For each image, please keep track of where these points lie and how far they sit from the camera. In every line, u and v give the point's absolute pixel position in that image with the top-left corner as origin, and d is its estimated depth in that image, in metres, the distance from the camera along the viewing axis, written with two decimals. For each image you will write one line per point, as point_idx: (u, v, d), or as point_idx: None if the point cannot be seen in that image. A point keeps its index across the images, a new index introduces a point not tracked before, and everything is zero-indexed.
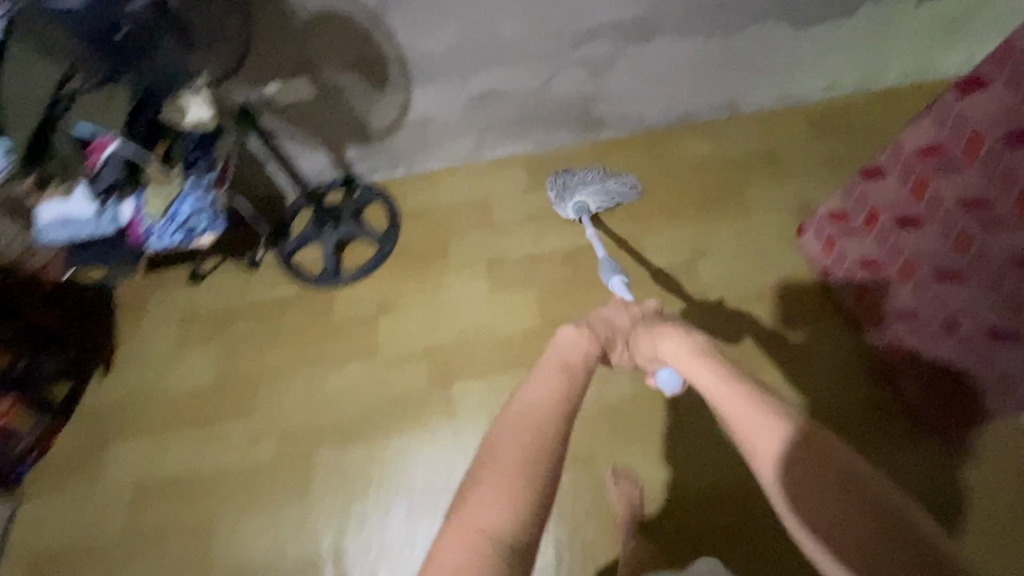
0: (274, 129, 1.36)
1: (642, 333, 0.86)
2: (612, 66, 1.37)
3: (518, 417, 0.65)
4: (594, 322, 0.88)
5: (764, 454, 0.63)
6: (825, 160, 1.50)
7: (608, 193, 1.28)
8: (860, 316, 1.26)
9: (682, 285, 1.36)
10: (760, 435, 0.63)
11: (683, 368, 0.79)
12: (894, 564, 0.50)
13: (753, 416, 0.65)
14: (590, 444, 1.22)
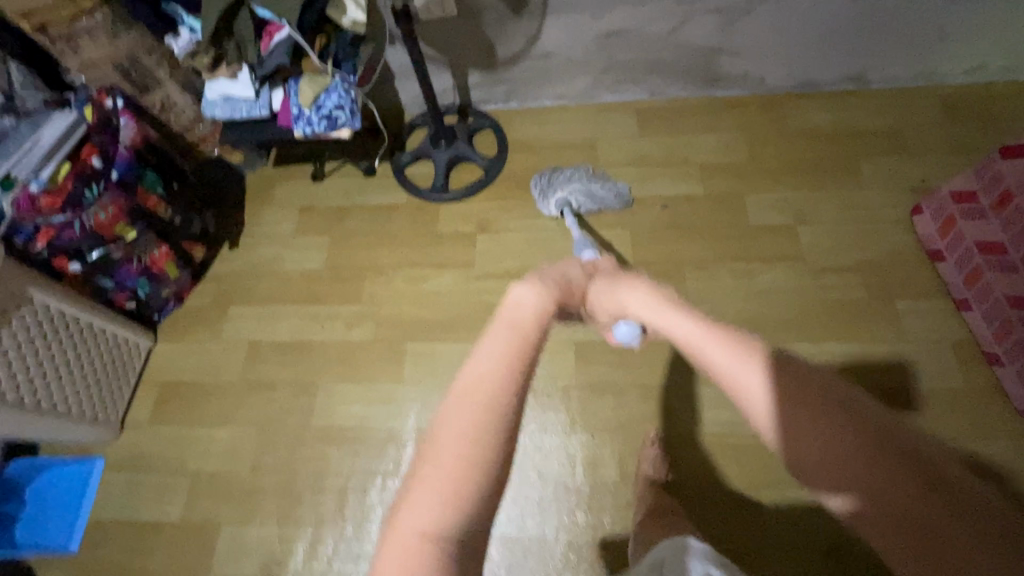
0: (427, 53, 1.47)
1: (601, 279, 0.82)
2: (746, 19, 1.36)
3: (472, 378, 0.54)
4: (548, 276, 0.78)
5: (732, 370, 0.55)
6: (954, 145, 1.43)
7: (591, 194, 1.39)
8: (967, 303, 1.20)
9: (777, 247, 1.36)
10: (744, 371, 0.54)
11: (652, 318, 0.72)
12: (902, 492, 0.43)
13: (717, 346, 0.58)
14: (664, 380, 1.24)
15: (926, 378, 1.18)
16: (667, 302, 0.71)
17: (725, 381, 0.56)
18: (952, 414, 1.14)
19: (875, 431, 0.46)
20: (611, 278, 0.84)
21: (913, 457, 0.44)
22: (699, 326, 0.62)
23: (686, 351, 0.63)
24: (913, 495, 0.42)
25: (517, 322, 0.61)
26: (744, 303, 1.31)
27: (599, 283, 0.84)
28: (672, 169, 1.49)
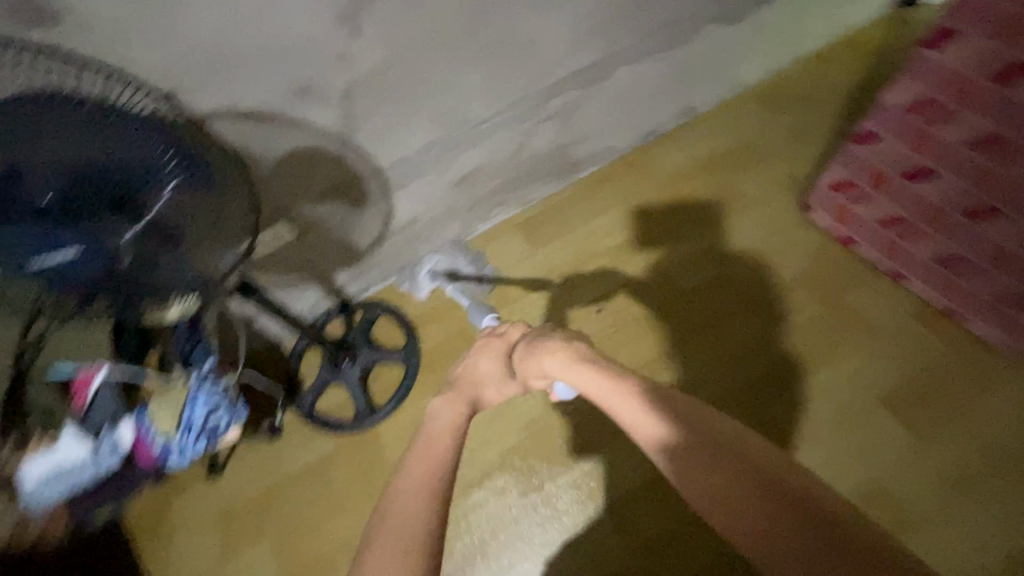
0: (262, 285, 1.23)
1: (523, 348, 0.80)
2: (575, 111, 1.34)
3: (410, 473, 0.65)
4: (460, 395, 0.79)
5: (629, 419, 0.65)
6: (793, 133, 1.53)
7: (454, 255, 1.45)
8: (901, 275, 1.26)
9: (715, 300, 1.34)
10: (644, 429, 0.63)
11: (572, 382, 0.73)
12: (781, 529, 0.51)
13: (622, 401, 0.66)
14: None
15: (904, 357, 1.23)
16: (592, 363, 0.72)
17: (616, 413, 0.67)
18: (943, 382, 1.20)
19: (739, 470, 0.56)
20: (534, 340, 0.79)
21: (809, 517, 0.50)
22: (608, 385, 0.69)
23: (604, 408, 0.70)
24: (800, 540, 0.50)
25: (444, 428, 0.71)
26: (727, 368, 1.27)
27: (521, 354, 0.81)
28: (584, 269, 1.42)
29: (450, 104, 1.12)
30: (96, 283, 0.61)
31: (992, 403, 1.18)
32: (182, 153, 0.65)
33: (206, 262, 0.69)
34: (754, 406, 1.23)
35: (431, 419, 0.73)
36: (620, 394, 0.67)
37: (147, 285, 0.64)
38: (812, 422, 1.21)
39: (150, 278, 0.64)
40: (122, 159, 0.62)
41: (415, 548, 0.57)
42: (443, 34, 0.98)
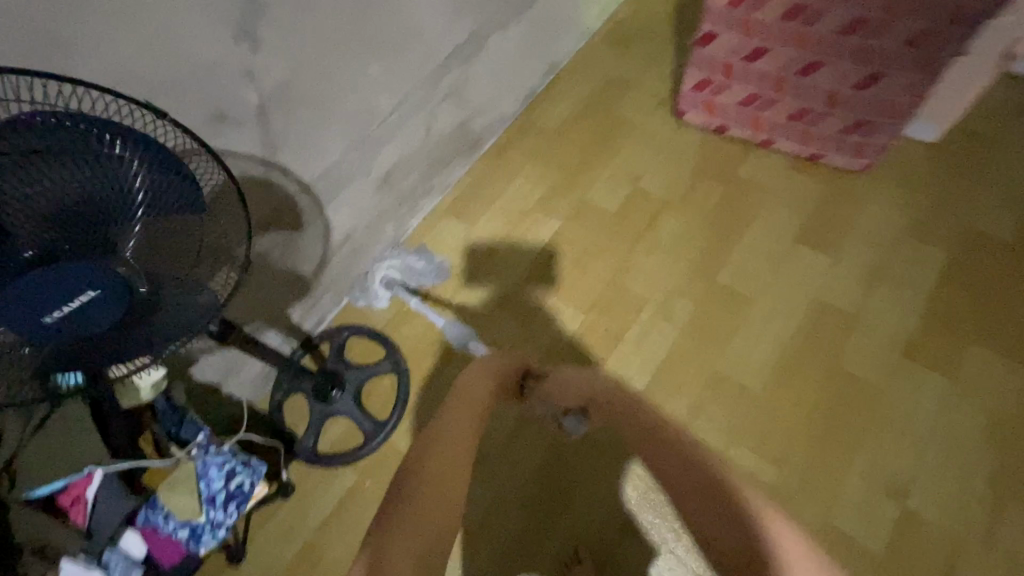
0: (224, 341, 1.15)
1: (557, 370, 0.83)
2: (466, 86, 1.42)
3: (445, 464, 0.67)
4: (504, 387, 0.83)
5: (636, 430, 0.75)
6: (645, 58, 1.74)
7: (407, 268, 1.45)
8: (768, 140, 1.50)
9: (642, 209, 1.48)
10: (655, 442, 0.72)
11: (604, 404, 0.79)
12: (714, 520, 0.67)
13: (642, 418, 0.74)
14: (700, 367, 1.26)
15: (807, 196, 1.43)
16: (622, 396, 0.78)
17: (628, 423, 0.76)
18: (846, 203, 1.40)
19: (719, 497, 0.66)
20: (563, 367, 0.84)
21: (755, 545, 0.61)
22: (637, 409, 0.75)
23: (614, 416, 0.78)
24: (735, 544, 0.64)
25: (461, 398, 0.75)
26: (671, 263, 1.39)
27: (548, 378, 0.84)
28: (522, 226, 1.50)
29: (357, 102, 1.14)
30: (107, 331, 0.61)
31: (877, 213, 1.37)
32: (152, 159, 0.56)
33: (205, 283, 0.68)
34: (704, 285, 1.35)
35: (461, 405, 0.74)
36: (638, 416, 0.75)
37: (154, 323, 0.64)
38: (754, 279, 1.33)
39: (161, 314, 0.64)
40: (92, 189, 0.54)
41: (439, 517, 0.64)
42: (336, 32, 1.00)
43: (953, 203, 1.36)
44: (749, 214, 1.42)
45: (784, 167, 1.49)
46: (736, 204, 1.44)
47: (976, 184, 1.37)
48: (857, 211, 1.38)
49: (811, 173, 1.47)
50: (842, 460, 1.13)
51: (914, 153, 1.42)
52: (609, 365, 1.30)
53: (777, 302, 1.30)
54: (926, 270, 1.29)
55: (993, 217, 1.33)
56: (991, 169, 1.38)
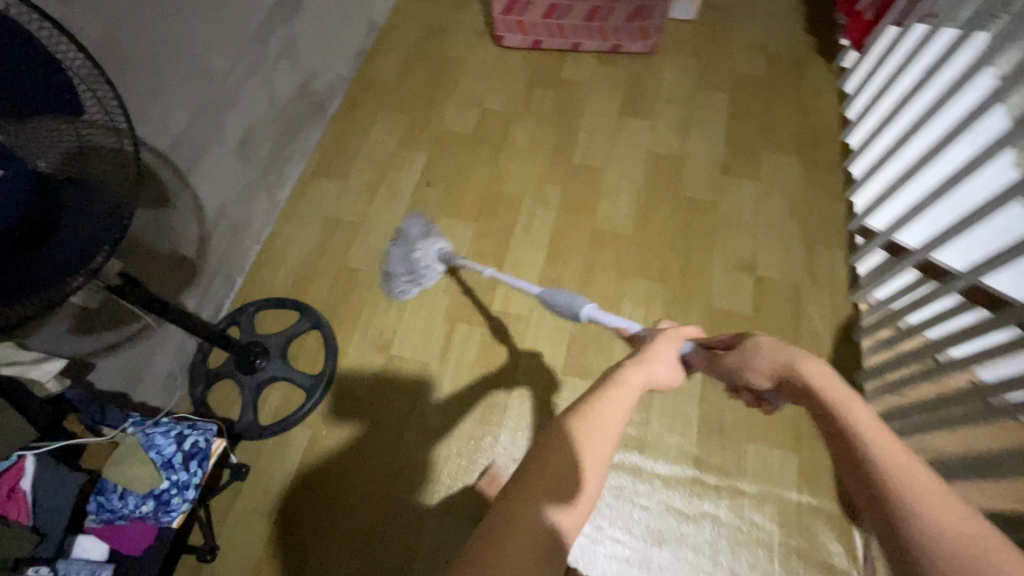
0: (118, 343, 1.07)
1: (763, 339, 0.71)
2: (297, 45, 1.46)
3: (594, 431, 0.57)
4: (663, 368, 0.74)
5: (868, 448, 0.52)
6: (453, 5, 1.92)
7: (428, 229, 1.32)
8: (576, 45, 1.74)
9: (492, 125, 1.65)
10: (898, 485, 0.48)
11: (820, 388, 0.61)
12: None
13: (876, 439, 0.52)
14: (580, 228, 1.45)
15: (617, 79, 1.70)
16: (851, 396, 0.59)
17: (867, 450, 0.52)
18: (648, 77, 1.70)
19: (892, 517, 0.47)
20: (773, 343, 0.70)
21: None
22: (851, 409, 0.57)
23: (851, 430, 0.55)
24: None
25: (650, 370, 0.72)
26: (532, 159, 1.57)
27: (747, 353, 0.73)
28: (392, 167, 1.58)
29: (192, 61, 1.13)
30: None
31: (673, 79, 1.69)
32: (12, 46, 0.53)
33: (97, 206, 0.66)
34: (563, 167, 1.55)
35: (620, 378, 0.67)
36: (882, 441, 0.52)
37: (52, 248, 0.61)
38: (599, 152, 1.57)
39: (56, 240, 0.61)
40: None
41: (550, 553, 0.48)
42: None
43: (722, 57, 1.71)
44: (579, 106, 1.66)
45: (594, 61, 1.74)
46: (565, 100, 1.68)
47: (730, 41, 1.74)
48: (659, 80, 1.69)
49: (617, 61, 1.74)
50: (705, 257, 1.39)
51: (684, 28, 1.77)
52: (509, 254, 1.43)
53: (622, 166, 1.54)
54: (720, 108, 1.62)
55: (749, 60, 1.71)
56: (736, 28, 1.77)
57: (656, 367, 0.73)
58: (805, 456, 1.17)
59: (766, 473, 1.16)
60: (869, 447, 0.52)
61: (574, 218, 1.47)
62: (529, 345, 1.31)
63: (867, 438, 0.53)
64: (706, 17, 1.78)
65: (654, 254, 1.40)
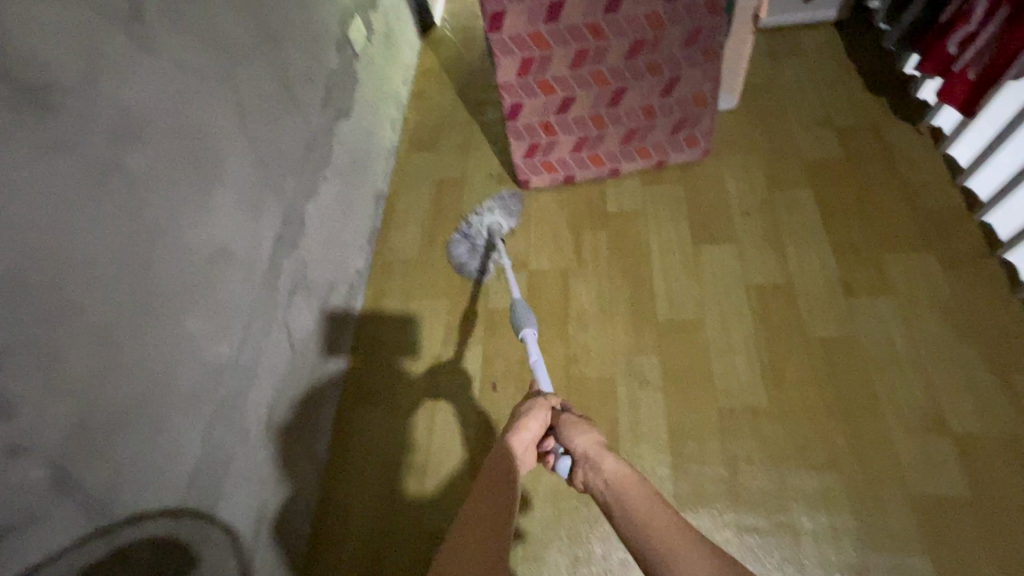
0: None
1: (581, 425, 0.77)
2: (308, 268, 1.21)
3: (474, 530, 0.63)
4: (530, 425, 0.77)
5: (643, 503, 0.65)
6: (457, 150, 1.72)
7: (504, 207, 1.43)
8: (615, 168, 1.49)
9: (545, 283, 1.38)
10: (667, 523, 0.61)
11: (617, 468, 0.71)
12: None
13: (644, 496, 0.66)
14: (696, 402, 1.16)
15: (671, 195, 1.45)
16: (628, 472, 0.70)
17: (641, 504, 0.65)
18: (707, 185, 1.45)
19: (669, 550, 0.58)
20: (577, 426, 0.78)
21: None
22: (627, 475, 0.69)
23: (638, 493, 0.66)
24: None
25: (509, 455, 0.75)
26: (608, 322, 1.30)
27: (567, 429, 0.78)
28: (448, 371, 1.33)
29: (195, 373, 0.86)
30: None
31: (737, 182, 1.44)
32: None
33: None
34: (647, 321, 1.28)
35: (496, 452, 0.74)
36: (647, 495, 0.66)
37: None
38: (684, 296, 1.30)
39: None
40: None
41: None
42: (122, 305, 0.73)
43: (784, 143, 1.47)
44: (637, 237, 1.41)
45: (638, 180, 1.50)
46: (621, 233, 1.42)
47: (785, 122, 1.50)
48: (721, 187, 1.44)
49: (663, 174, 1.50)
50: (872, 419, 1.08)
51: (727, 120, 1.54)
52: (622, 464, 1.12)
53: (715, 305, 1.27)
54: (806, 207, 1.36)
55: (820, 140, 1.46)
56: (786, 105, 1.53)
57: (526, 430, 0.77)
58: None
59: None
60: (645, 516, 0.63)
61: (684, 390, 1.18)
62: None
63: (645, 506, 0.64)
64: (746, 102, 1.56)
65: (803, 423, 1.10)
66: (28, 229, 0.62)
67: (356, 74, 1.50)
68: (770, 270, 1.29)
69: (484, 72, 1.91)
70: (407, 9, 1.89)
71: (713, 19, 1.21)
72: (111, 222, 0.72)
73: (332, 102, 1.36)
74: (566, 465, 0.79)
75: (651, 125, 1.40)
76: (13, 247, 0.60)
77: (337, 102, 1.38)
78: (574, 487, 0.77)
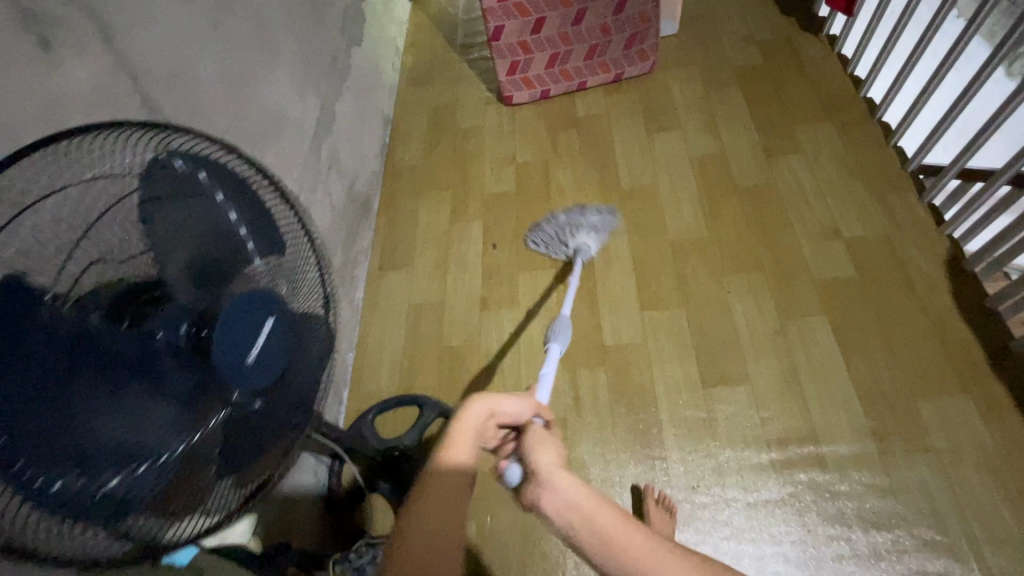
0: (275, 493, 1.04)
1: (553, 445, 0.66)
2: (338, 152, 1.51)
3: (413, 533, 0.53)
4: (509, 402, 0.70)
5: (610, 528, 0.54)
6: (450, 84, 2.03)
7: (597, 228, 1.40)
8: (582, 83, 1.82)
9: (531, 175, 1.70)
10: (640, 550, 0.52)
11: (597, 494, 0.56)
12: None
13: (616, 518, 0.55)
14: (654, 241, 1.47)
15: (629, 101, 1.78)
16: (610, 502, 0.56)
17: (608, 524, 0.54)
18: (657, 91, 1.79)
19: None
20: (539, 443, 0.66)
21: None
22: (607, 500, 0.56)
23: (604, 507, 0.56)
24: None
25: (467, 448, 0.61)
26: (582, 195, 1.61)
27: (539, 448, 0.65)
28: (456, 243, 1.61)
29: None
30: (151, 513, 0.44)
31: (680, 88, 1.77)
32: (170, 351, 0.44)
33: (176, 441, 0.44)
34: (614, 191, 1.59)
35: (462, 415, 0.65)
36: (614, 514, 0.55)
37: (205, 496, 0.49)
38: (642, 172, 1.61)
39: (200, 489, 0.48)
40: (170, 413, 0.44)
41: None
42: (230, 122, 1.02)
43: (715, 56, 1.82)
44: (604, 134, 1.73)
45: (602, 92, 1.83)
46: (590, 132, 1.74)
47: (716, 42, 1.86)
48: (668, 92, 1.78)
49: (622, 86, 1.83)
50: (786, 235, 1.41)
51: (670, 43, 1.88)
52: (599, 288, 1.42)
53: (668, 175, 1.59)
54: (734, 100, 1.70)
55: (744, 53, 1.81)
56: (717, 29, 1.89)
57: (500, 401, 0.68)
58: (979, 395, 1.12)
59: (950, 425, 1.10)
60: (609, 547, 0.53)
61: (644, 234, 1.49)
62: (657, 367, 1.28)
63: (607, 529, 0.54)
64: (686, 29, 1.91)
65: (734, 245, 1.42)
66: (183, 44, 0.91)
67: (364, 15, 1.81)
68: (708, 146, 1.62)
69: (469, 25, 2.24)
70: None
71: None
72: (221, 62, 1.01)
73: (348, 29, 1.66)
74: (515, 473, 0.74)
75: (608, 42, 1.74)
76: (176, 56, 0.89)
77: (351, 31, 1.69)
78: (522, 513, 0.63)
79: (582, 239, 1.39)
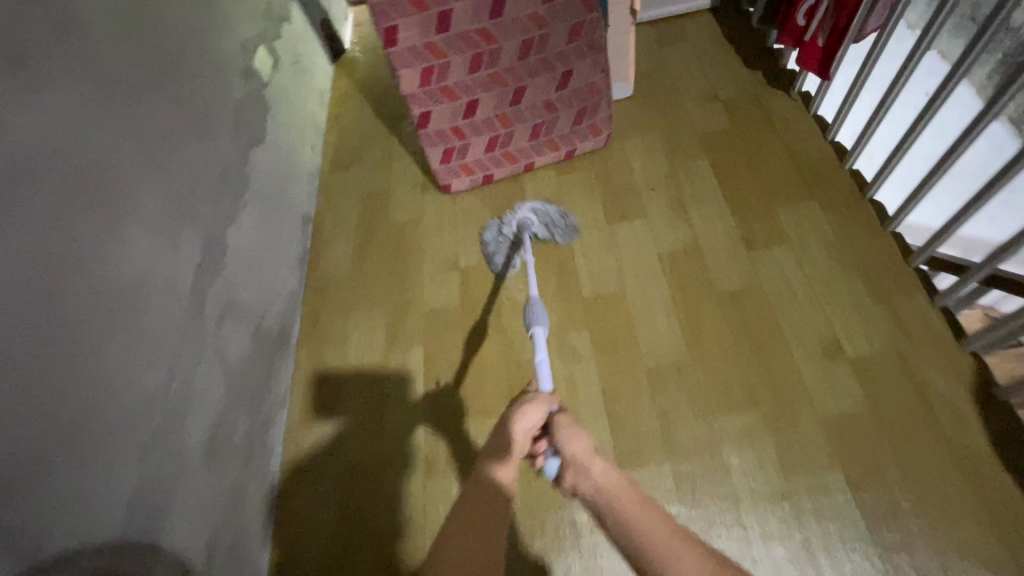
0: None
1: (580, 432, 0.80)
2: (236, 291, 1.22)
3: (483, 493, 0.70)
4: (536, 412, 0.80)
5: (629, 500, 0.68)
6: (379, 164, 1.76)
7: (550, 221, 1.41)
8: (529, 162, 1.58)
9: (478, 280, 1.45)
10: (649, 517, 0.65)
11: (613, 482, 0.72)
12: None
13: (633, 494, 0.69)
14: (628, 365, 1.24)
15: (585, 179, 1.55)
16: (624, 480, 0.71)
17: (630, 498, 0.68)
18: (616, 167, 1.55)
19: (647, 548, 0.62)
20: (568, 429, 0.80)
21: None
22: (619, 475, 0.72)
23: (626, 487, 0.70)
24: None
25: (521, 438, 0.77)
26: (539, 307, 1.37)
27: (570, 439, 0.79)
28: (395, 375, 1.36)
29: (123, 405, 0.86)
30: None
31: (642, 161, 1.54)
32: None
33: None
34: (575, 297, 1.35)
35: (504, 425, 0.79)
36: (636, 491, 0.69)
37: None
38: (607, 270, 1.38)
39: None
40: None
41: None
42: (27, 345, 0.73)
43: (678, 120, 1.59)
44: None
45: (553, 170, 1.59)
46: None
47: (678, 102, 1.63)
48: (629, 167, 1.54)
49: (576, 162, 1.59)
50: (781, 354, 1.19)
51: (625, 106, 1.65)
52: None
53: (636, 274, 1.36)
54: (704, 175, 1.48)
55: (712, 115, 1.58)
56: (678, 87, 1.66)
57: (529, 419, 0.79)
58: None
59: None
60: (633, 517, 0.65)
61: (614, 355, 1.25)
62: None
63: (626, 505, 0.68)
64: (643, 88, 1.68)
65: (722, 368, 1.19)
66: None
67: (267, 100, 1.52)
68: (681, 235, 1.39)
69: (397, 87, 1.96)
70: (314, 34, 1.93)
71: (590, 15, 1.31)
72: (18, 262, 0.73)
73: (244, 127, 1.37)
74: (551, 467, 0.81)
75: (554, 117, 1.50)
76: None
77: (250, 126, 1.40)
78: (561, 489, 0.79)
79: (526, 218, 1.40)
